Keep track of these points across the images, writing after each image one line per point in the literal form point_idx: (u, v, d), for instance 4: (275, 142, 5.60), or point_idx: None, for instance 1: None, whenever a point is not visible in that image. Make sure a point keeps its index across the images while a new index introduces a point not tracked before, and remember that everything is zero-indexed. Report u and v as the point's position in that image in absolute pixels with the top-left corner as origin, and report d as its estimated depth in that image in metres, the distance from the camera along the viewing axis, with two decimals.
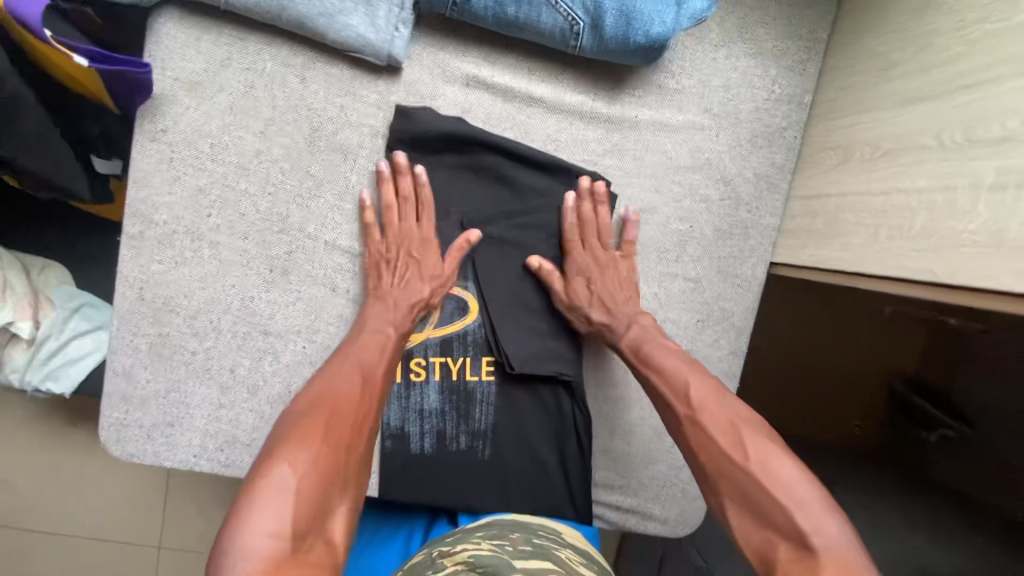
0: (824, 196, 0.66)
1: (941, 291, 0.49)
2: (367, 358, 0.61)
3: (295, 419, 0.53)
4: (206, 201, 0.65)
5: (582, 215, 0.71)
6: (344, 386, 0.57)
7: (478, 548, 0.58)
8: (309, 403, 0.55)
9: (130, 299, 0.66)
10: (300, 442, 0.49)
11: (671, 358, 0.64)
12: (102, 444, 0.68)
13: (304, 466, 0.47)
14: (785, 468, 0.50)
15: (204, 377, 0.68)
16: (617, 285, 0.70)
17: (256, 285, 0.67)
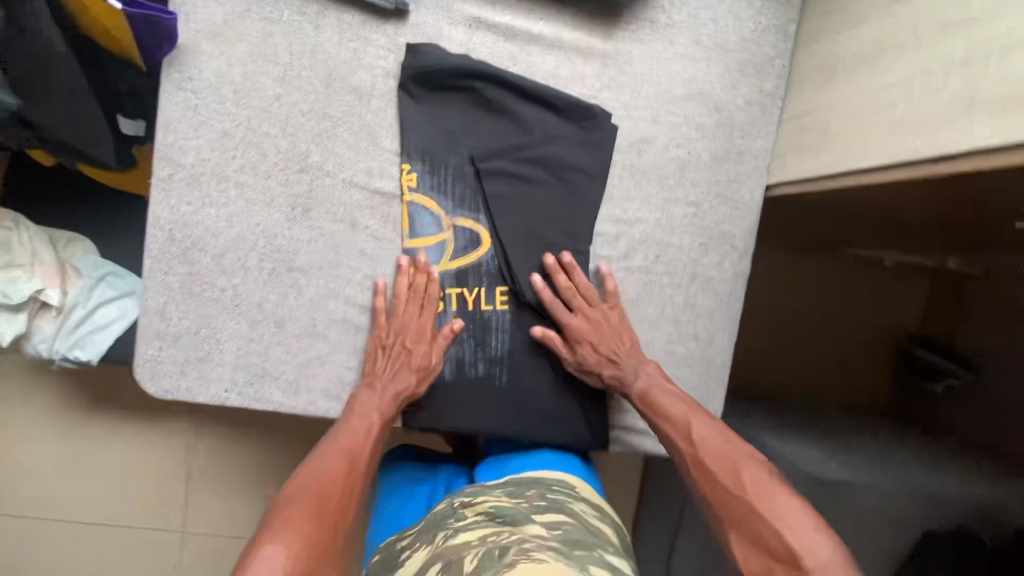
0: (813, 113, 0.70)
1: (927, 167, 0.53)
2: (354, 444, 0.67)
3: (289, 501, 0.58)
4: (230, 144, 0.69)
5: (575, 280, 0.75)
6: (333, 469, 0.63)
7: (498, 502, 0.72)
8: (305, 484, 0.60)
9: (161, 240, 0.70)
10: (293, 522, 0.54)
11: (676, 405, 0.70)
12: (138, 381, 0.72)
13: (293, 544, 0.52)
14: (786, 501, 0.57)
15: (233, 313, 0.72)
16: (614, 341, 0.75)
17: (280, 222, 0.71)
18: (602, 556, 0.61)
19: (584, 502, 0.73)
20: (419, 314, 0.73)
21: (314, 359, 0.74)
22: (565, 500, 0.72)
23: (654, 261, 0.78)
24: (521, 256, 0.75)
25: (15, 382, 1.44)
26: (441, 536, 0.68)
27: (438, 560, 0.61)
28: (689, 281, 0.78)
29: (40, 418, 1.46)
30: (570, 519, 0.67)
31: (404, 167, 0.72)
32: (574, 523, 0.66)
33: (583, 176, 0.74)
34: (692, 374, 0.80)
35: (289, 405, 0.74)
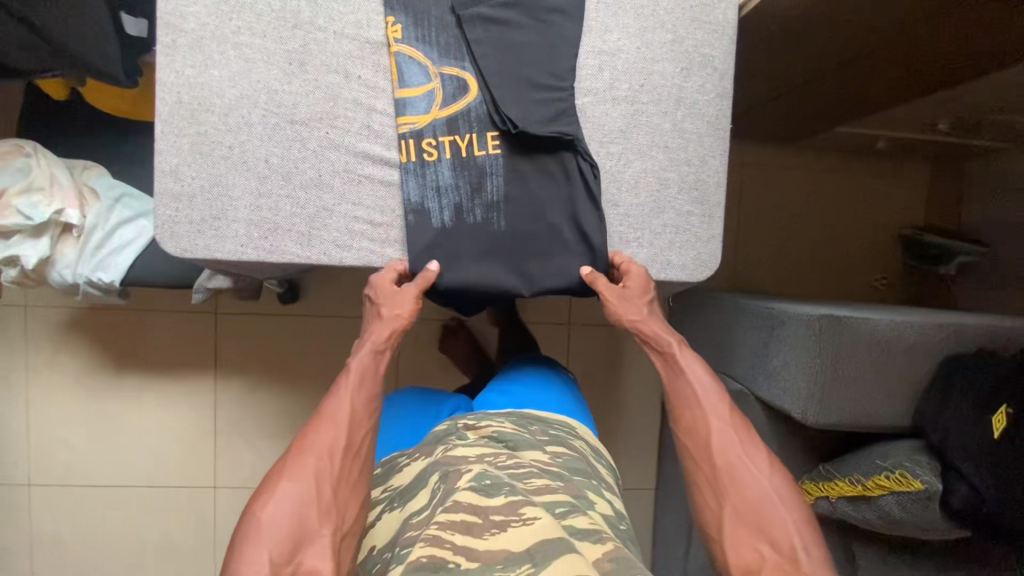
0: None
1: None
2: (359, 391, 0.72)
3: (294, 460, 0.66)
4: (226, 7, 0.74)
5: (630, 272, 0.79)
6: (335, 424, 0.68)
7: (501, 428, 0.84)
8: (309, 439, 0.68)
9: (170, 103, 0.74)
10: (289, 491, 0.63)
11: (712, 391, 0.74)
12: (159, 244, 0.75)
13: (286, 516, 0.61)
14: (779, 510, 0.64)
15: (242, 170, 0.75)
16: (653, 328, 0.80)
17: (279, 78, 0.75)
18: (597, 487, 0.77)
19: (580, 441, 0.89)
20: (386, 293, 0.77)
21: (322, 211, 0.76)
22: (567, 437, 0.87)
23: (638, 90, 0.79)
24: (510, 92, 0.77)
25: (42, 351, 1.48)
26: (442, 447, 0.79)
27: (433, 470, 0.73)
28: (675, 107, 0.80)
29: (68, 384, 1.49)
30: (570, 451, 0.82)
31: (388, 20, 0.75)
32: (573, 456, 0.81)
33: (560, 9, 0.77)
34: (690, 200, 0.81)
35: (303, 258, 0.77)
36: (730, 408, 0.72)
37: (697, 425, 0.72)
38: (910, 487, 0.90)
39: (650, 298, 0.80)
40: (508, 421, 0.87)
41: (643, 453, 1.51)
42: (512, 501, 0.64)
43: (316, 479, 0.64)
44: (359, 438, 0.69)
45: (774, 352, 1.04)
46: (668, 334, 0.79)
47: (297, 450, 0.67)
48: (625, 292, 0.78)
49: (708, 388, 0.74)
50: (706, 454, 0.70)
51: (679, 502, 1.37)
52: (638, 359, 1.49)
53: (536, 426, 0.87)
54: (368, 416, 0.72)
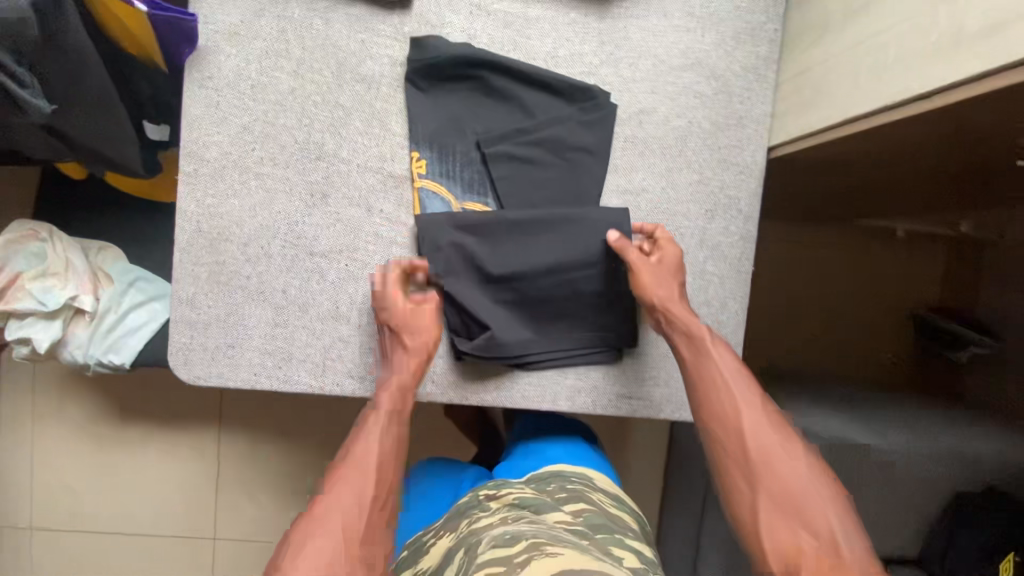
0: (809, 71, 0.71)
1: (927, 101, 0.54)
2: (387, 438, 0.68)
3: (317, 511, 0.61)
4: (249, 138, 0.73)
5: (662, 254, 0.75)
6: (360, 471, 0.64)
7: (522, 493, 0.83)
8: (335, 489, 0.63)
9: (189, 232, 0.73)
10: (317, 544, 0.57)
11: (739, 380, 0.68)
12: (173, 370, 0.75)
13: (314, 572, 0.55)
14: (821, 501, 0.59)
15: (259, 299, 0.75)
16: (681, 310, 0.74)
17: (300, 209, 0.74)
18: (623, 539, 0.75)
19: (600, 491, 0.88)
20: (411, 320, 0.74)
21: (337, 341, 0.76)
22: (584, 490, 0.86)
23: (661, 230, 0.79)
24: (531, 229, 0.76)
25: (49, 399, 1.49)
26: (466, 520, 0.79)
27: (461, 544, 0.73)
28: (697, 248, 0.79)
29: (73, 432, 1.50)
30: (591, 507, 0.81)
31: (413, 155, 0.74)
32: (593, 510, 0.80)
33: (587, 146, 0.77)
34: None
35: (316, 387, 0.76)
36: (759, 392, 0.67)
37: (725, 408, 0.66)
38: None
39: (684, 281, 0.76)
40: (529, 489, 0.87)
41: None
42: (534, 548, 0.63)
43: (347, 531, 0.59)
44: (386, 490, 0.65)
45: None
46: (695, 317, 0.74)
47: (325, 500, 0.61)
48: (654, 268, 0.74)
49: (735, 373, 0.69)
50: (739, 441, 0.64)
51: None
52: None
53: (553, 486, 0.87)
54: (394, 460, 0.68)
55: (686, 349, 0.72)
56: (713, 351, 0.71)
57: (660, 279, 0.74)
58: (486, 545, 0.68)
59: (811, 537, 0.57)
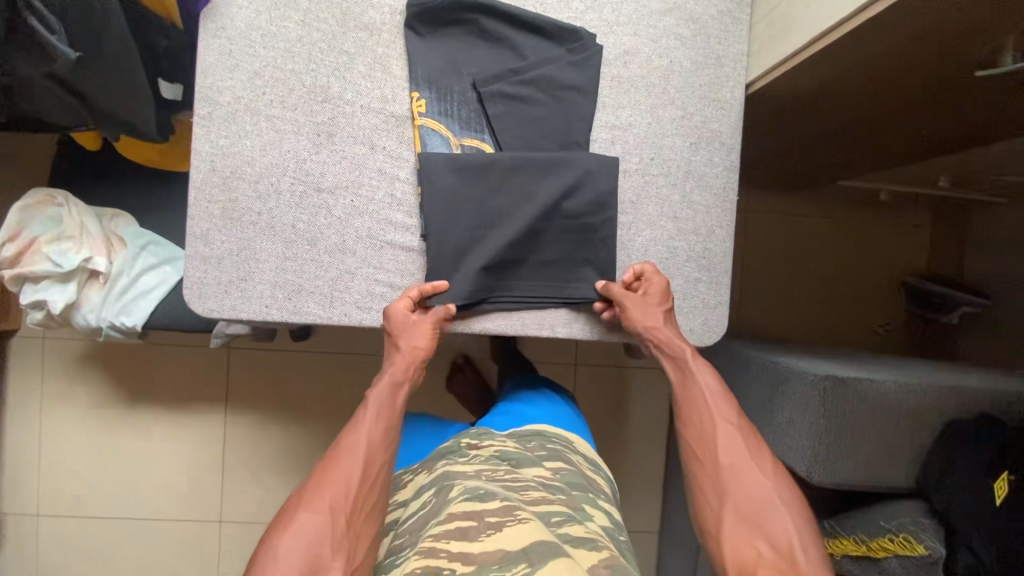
0: (779, 5, 0.76)
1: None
2: (379, 424, 0.71)
3: (309, 489, 0.65)
4: (261, 82, 0.78)
5: (650, 286, 0.79)
6: (350, 455, 0.67)
7: (503, 447, 0.87)
8: (325, 469, 0.66)
9: (203, 171, 0.78)
10: (304, 520, 0.61)
11: (719, 401, 0.73)
12: (187, 304, 0.78)
13: (297, 547, 0.59)
14: (788, 518, 0.62)
15: (270, 234, 0.79)
16: (670, 341, 0.79)
17: (307, 148, 0.79)
18: (595, 499, 0.78)
19: (579, 454, 0.91)
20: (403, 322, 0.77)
21: (344, 274, 0.80)
22: (564, 450, 0.89)
23: (649, 162, 0.83)
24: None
25: (58, 382, 1.51)
26: (443, 461, 0.84)
27: (435, 485, 0.77)
28: (684, 179, 0.84)
29: (82, 414, 1.52)
30: (568, 466, 0.84)
31: (413, 96, 0.79)
32: (569, 468, 0.83)
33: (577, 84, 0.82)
34: (697, 267, 0.84)
35: (324, 318, 0.80)
36: (736, 411, 0.73)
37: (702, 424, 0.72)
38: (915, 552, 0.92)
39: (670, 307, 0.80)
40: (510, 441, 0.90)
41: (647, 498, 1.48)
42: (506, 505, 0.66)
43: (333, 510, 0.62)
44: (376, 469, 0.68)
45: (775, 408, 1.06)
46: (683, 343, 0.79)
47: (317, 478, 0.65)
48: (641, 298, 0.79)
49: (715, 392, 0.75)
50: (710, 452, 0.70)
51: (685, 552, 1.35)
52: (643, 404, 1.47)
53: (534, 443, 0.90)
54: (385, 446, 0.71)
55: (674, 369, 0.78)
56: (698, 371, 0.77)
57: (648, 308, 0.78)
58: (457, 491, 0.72)
59: (771, 551, 0.60)
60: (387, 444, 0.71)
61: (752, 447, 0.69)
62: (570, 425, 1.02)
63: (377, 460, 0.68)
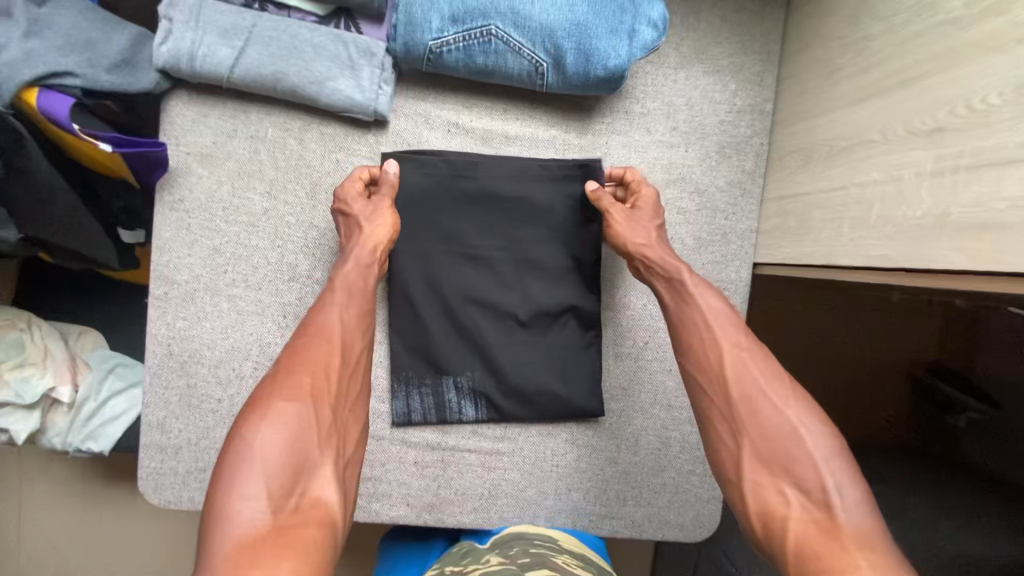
0: (794, 196, 0.69)
1: (919, 276, 0.50)
2: (345, 310, 0.63)
3: (271, 378, 0.55)
4: (221, 260, 0.71)
5: (644, 194, 0.71)
6: (320, 345, 0.58)
7: (486, 566, 0.65)
8: (287, 360, 0.57)
9: (159, 354, 0.72)
10: (285, 398, 0.53)
11: (722, 320, 0.62)
12: (142, 493, 0.73)
13: (275, 425, 0.51)
14: (819, 445, 0.53)
15: (231, 422, 0.73)
16: (668, 253, 0.69)
17: (272, 331, 0.73)
18: None
19: (567, 555, 0.69)
20: (365, 199, 0.68)
21: None
22: (548, 551, 0.68)
23: (643, 346, 0.77)
24: (509, 348, 0.75)
25: (36, 456, 1.47)
26: None
27: None
28: None
29: (58, 489, 1.48)
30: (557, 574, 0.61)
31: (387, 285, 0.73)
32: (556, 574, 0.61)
33: (569, 263, 0.75)
34: (691, 458, 0.78)
35: None
36: (750, 334, 0.61)
37: (706, 352, 0.60)
38: None
39: (662, 224, 0.71)
40: (493, 555, 0.69)
41: None
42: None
43: (314, 396, 0.54)
44: (351, 364, 0.60)
45: None
46: (677, 260, 0.67)
47: (283, 370, 0.55)
48: (633, 213, 0.70)
49: (719, 314, 0.62)
50: (721, 382, 0.59)
51: None
52: None
53: (515, 551, 0.68)
54: (359, 335, 0.63)
55: (666, 289, 0.67)
56: (694, 290, 0.65)
57: (640, 219, 0.70)
58: None
59: (802, 489, 0.51)
60: (359, 338, 0.62)
61: (773, 374, 0.57)
62: None
63: (349, 354, 0.60)
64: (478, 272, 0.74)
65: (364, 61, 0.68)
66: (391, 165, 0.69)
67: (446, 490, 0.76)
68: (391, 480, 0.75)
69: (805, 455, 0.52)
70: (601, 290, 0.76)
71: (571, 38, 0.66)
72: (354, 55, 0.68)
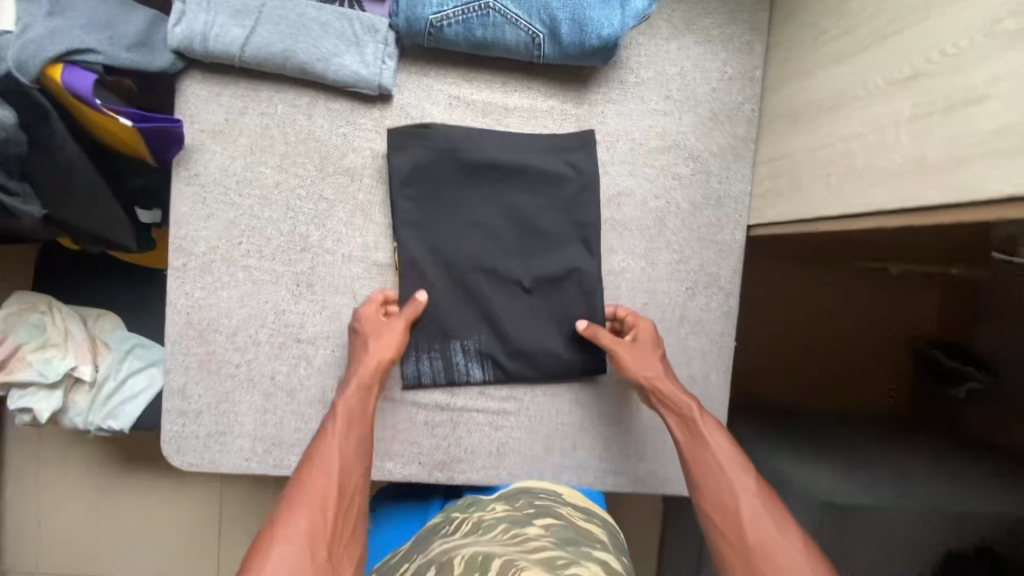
0: (783, 157, 0.72)
1: (902, 216, 0.53)
2: (348, 450, 0.67)
3: (276, 519, 0.59)
4: (236, 231, 0.75)
5: (643, 330, 0.77)
6: (324, 484, 0.63)
7: (492, 512, 0.73)
8: (290, 497, 0.61)
9: (179, 323, 0.75)
10: (283, 540, 0.56)
11: (731, 465, 0.68)
12: (166, 456, 0.77)
13: (268, 568, 0.53)
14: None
15: (249, 386, 0.76)
16: (670, 386, 0.75)
17: (287, 299, 0.76)
18: (591, 552, 0.64)
19: (570, 505, 0.75)
20: (383, 326, 0.74)
21: None
22: (553, 504, 0.74)
23: (642, 308, 0.80)
24: (514, 312, 0.78)
25: (56, 445, 1.49)
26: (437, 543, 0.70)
27: (432, 563, 0.65)
28: (678, 325, 0.80)
29: (78, 476, 1.50)
30: (561, 521, 0.70)
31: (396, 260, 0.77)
32: (563, 525, 0.69)
33: (569, 228, 0.78)
34: None
35: None
36: (755, 478, 0.67)
37: (724, 498, 0.65)
38: None
39: (663, 354, 0.77)
40: (498, 503, 0.76)
41: None
42: (506, 563, 0.57)
43: (312, 539, 0.57)
44: (348, 501, 0.63)
45: None
46: (684, 394, 0.74)
47: (284, 511, 0.59)
48: (634, 346, 0.76)
49: (729, 456, 0.69)
50: (735, 527, 0.63)
51: None
52: None
53: (521, 502, 0.74)
54: (357, 472, 0.67)
55: (679, 433, 0.73)
56: (707, 434, 0.71)
57: (643, 355, 0.75)
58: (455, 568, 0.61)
59: None
60: (358, 477, 0.66)
61: (785, 524, 0.62)
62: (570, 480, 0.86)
63: (347, 495, 0.64)
64: (482, 238, 0.77)
65: (368, 37, 0.71)
66: (422, 295, 0.76)
67: (455, 447, 0.79)
68: (403, 440, 0.79)
69: None
70: (601, 254, 0.79)
71: (565, 8, 0.69)
72: (359, 31, 0.71)
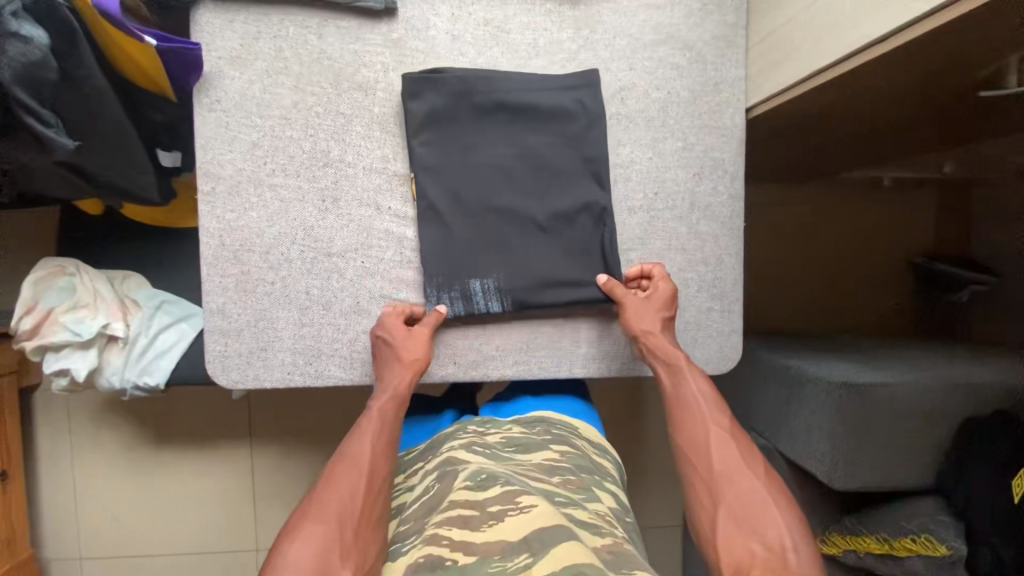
0: (774, 31, 0.76)
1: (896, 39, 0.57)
2: (376, 438, 0.71)
3: (312, 499, 0.64)
4: (260, 152, 0.78)
5: (660, 291, 0.80)
6: (354, 467, 0.66)
7: (509, 432, 0.77)
8: (324, 479, 0.66)
9: (213, 246, 0.78)
10: (314, 523, 0.60)
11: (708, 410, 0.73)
12: (211, 376, 0.80)
13: (302, 545, 0.58)
14: (777, 511, 0.61)
15: (286, 302, 0.80)
16: (667, 345, 0.79)
17: (314, 215, 0.79)
18: (602, 482, 0.69)
19: (585, 440, 0.80)
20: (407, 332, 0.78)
21: (360, 334, 0.81)
22: (570, 435, 0.78)
23: (654, 197, 0.83)
24: (533, 237, 0.81)
25: (85, 432, 1.49)
26: (449, 443, 0.74)
27: (439, 467, 0.68)
28: (689, 211, 0.84)
29: (110, 461, 1.50)
30: (574, 449, 0.74)
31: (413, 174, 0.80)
32: (575, 451, 0.73)
33: (579, 163, 0.82)
34: (709, 296, 0.85)
35: (346, 380, 0.81)
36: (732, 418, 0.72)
37: (697, 433, 0.71)
38: (935, 553, 0.93)
39: (671, 315, 0.80)
40: (515, 426, 0.79)
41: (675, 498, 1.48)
42: (506, 491, 0.57)
43: (340, 519, 0.60)
44: (378, 482, 0.66)
45: (794, 412, 1.09)
46: (676, 350, 0.78)
47: (318, 492, 0.64)
48: (643, 305, 0.79)
49: (707, 396, 0.74)
50: (704, 458, 0.69)
51: None
52: None
53: (538, 428, 0.79)
54: (387, 461, 0.69)
55: (665, 378, 0.78)
56: (693, 377, 0.76)
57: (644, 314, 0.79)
58: (459, 476, 0.62)
59: (764, 546, 0.59)
60: (387, 464, 0.69)
61: (750, 462, 0.67)
62: (579, 412, 0.89)
63: (379, 478, 0.66)
64: (499, 179, 0.81)
65: None
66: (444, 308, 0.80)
67: (487, 347, 0.83)
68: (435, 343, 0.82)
69: (770, 519, 0.60)
70: (609, 147, 0.82)
71: None
72: None
